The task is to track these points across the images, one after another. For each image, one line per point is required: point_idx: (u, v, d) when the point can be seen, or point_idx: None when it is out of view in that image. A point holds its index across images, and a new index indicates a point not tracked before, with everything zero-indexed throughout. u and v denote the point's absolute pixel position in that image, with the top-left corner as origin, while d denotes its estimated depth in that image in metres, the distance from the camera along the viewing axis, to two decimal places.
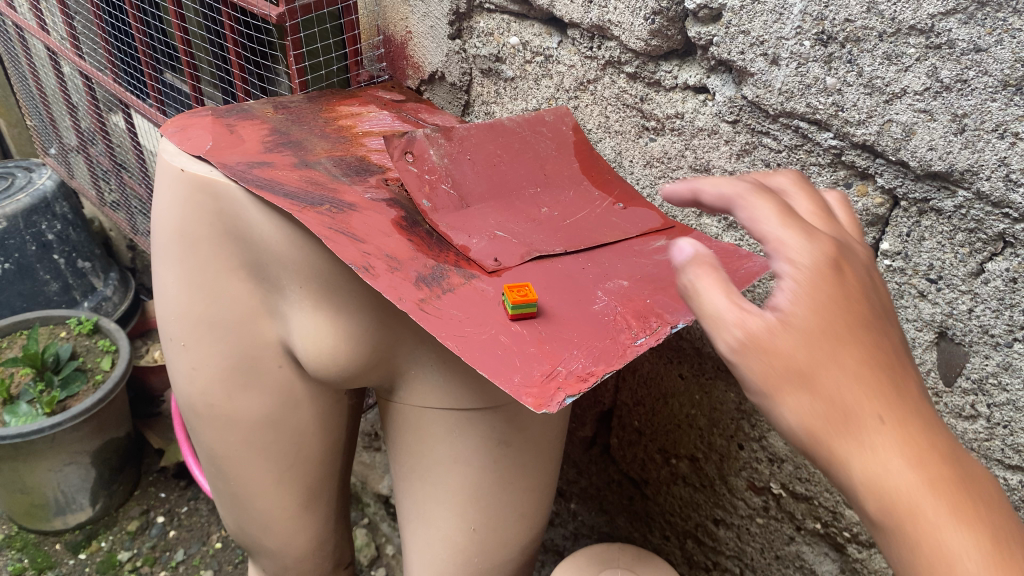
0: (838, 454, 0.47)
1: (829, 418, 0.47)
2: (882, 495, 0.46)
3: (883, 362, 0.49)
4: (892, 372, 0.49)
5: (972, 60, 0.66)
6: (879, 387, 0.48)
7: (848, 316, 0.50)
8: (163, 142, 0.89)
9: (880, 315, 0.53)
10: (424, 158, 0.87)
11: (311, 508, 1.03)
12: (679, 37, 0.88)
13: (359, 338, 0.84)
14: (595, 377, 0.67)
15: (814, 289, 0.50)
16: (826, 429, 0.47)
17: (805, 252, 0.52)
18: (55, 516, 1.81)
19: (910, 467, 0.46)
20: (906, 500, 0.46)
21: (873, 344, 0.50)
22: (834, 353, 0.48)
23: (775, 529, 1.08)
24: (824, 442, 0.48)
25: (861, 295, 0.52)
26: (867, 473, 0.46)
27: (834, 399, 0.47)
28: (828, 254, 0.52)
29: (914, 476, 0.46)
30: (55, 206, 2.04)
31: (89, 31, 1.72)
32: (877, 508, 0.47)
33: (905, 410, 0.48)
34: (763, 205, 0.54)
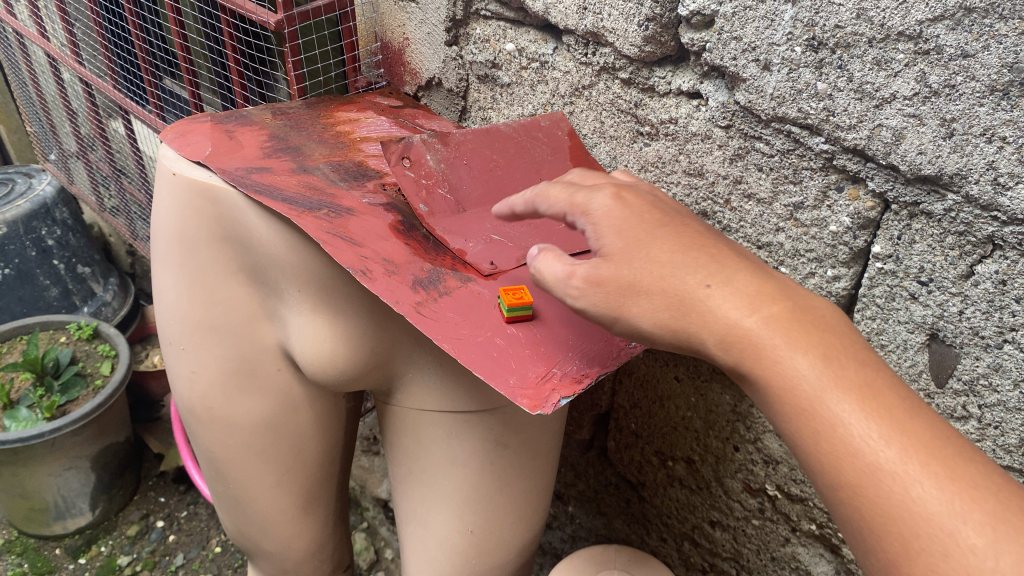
0: (729, 352, 0.62)
1: (709, 322, 0.62)
2: (780, 384, 0.59)
3: (723, 260, 0.66)
4: (740, 269, 0.65)
5: (960, 65, 0.67)
6: (728, 281, 0.63)
7: (655, 228, 0.68)
8: (163, 148, 0.90)
9: (682, 220, 0.71)
10: (421, 163, 0.88)
11: (310, 511, 1.04)
12: (672, 43, 0.89)
13: (358, 341, 0.85)
14: (590, 378, 0.69)
15: (611, 219, 0.69)
16: (708, 331, 0.62)
17: (596, 204, 0.71)
18: (55, 521, 1.81)
19: (793, 352, 0.59)
20: (805, 380, 0.58)
21: (692, 242, 0.67)
22: (644, 257, 0.66)
23: (771, 530, 1.08)
24: (708, 343, 0.63)
25: (652, 208, 0.71)
26: (760, 362, 0.60)
27: (700, 300, 0.63)
28: (613, 194, 0.72)
29: (799, 359, 0.59)
30: (54, 212, 2.05)
31: (89, 38, 1.73)
32: (772, 391, 0.60)
33: (736, 281, 0.63)
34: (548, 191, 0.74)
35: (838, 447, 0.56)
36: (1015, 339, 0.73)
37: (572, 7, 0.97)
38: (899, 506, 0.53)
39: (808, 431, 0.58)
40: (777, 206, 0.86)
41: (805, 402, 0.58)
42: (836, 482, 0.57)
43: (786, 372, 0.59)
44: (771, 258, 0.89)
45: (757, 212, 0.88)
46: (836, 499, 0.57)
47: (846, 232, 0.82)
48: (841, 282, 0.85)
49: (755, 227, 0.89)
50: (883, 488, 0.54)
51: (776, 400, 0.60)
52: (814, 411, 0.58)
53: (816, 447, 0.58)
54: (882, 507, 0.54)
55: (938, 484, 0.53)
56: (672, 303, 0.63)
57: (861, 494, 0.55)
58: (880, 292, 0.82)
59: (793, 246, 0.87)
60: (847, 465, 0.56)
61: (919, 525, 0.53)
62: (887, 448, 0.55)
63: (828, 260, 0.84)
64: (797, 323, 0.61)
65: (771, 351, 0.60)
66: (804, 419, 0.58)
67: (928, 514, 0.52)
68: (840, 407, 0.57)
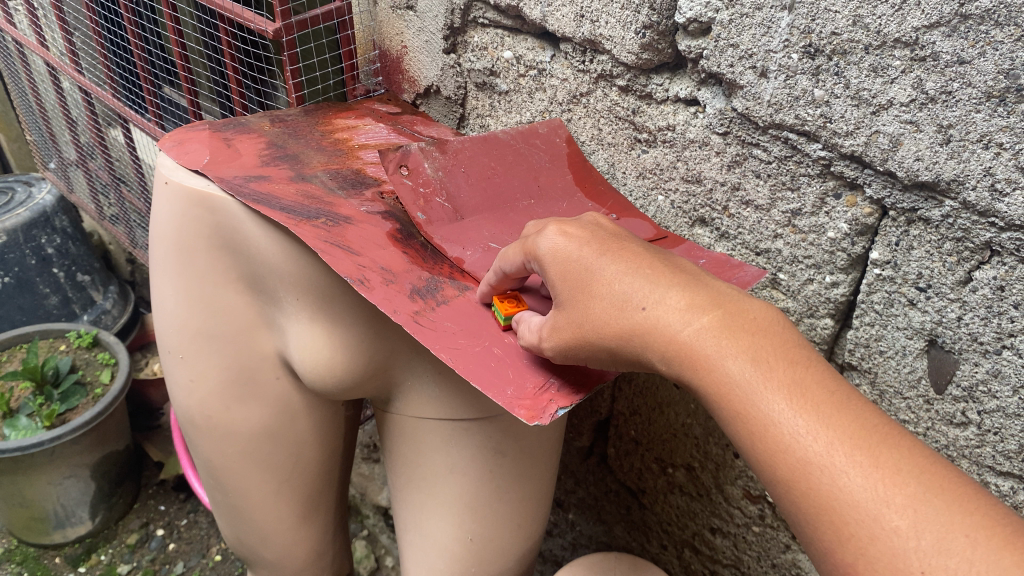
0: (667, 361, 0.61)
1: (647, 337, 0.62)
2: (713, 386, 0.59)
3: (661, 276, 0.65)
4: (676, 283, 0.64)
5: (956, 72, 0.67)
6: (662, 297, 0.63)
7: (596, 257, 0.68)
8: (161, 156, 0.90)
9: (627, 244, 0.70)
10: (419, 171, 0.88)
11: (309, 519, 1.04)
12: (669, 50, 0.89)
13: (355, 349, 0.85)
14: (587, 389, 0.70)
15: (556, 260, 0.69)
16: (648, 349, 0.63)
17: (546, 244, 0.70)
18: (55, 530, 1.81)
19: (725, 354, 0.59)
20: (736, 382, 0.57)
21: (633, 263, 0.67)
22: (590, 295, 0.66)
23: (771, 537, 1.08)
24: (650, 358, 0.63)
25: (596, 236, 0.71)
26: (697, 370, 0.59)
27: (637, 319, 0.63)
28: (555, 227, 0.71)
29: (729, 360, 0.58)
30: (54, 220, 2.05)
31: (89, 47, 1.73)
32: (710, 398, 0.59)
33: (671, 298, 0.63)
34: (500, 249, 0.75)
35: (770, 442, 0.55)
36: (1013, 345, 0.73)
37: (570, 15, 0.97)
38: (829, 496, 0.52)
39: (743, 430, 0.57)
40: (774, 213, 0.86)
41: (738, 400, 0.57)
42: (772, 478, 0.56)
43: (718, 372, 0.58)
44: (769, 265, 0.90)
45: (755, 219, 0.88)
46: (776, 495, 0.56)
47: (844, 238, 0.82)
48: (840, 288, 0.85)
49: (753, 234, 0.89)
50: (813, 480, 0.53)
51: (713, 402, 0.59)
52: (746, 409, 0.57)
53: (751, 445, 0.57)
54: (813, 499, 0.53)
55: (865, 472, 0.52)
56: (616, 334, 0.64)
57: (793, 488, 0.54)
58: (879, 298, 0.82)
59: (791, 252, 0.87)
60: (780, 458, 0.55)
61: (847, 515, 0.51)
62: (817, 441, 0.54)
63: (826, 266, 0.84)
64: (730, 325, 0.60)
65: (704, 354, 0.59)
66: (738, 418, 0.57)
67: (855, 503, 0.51)
68: (772, 402, 0.56)
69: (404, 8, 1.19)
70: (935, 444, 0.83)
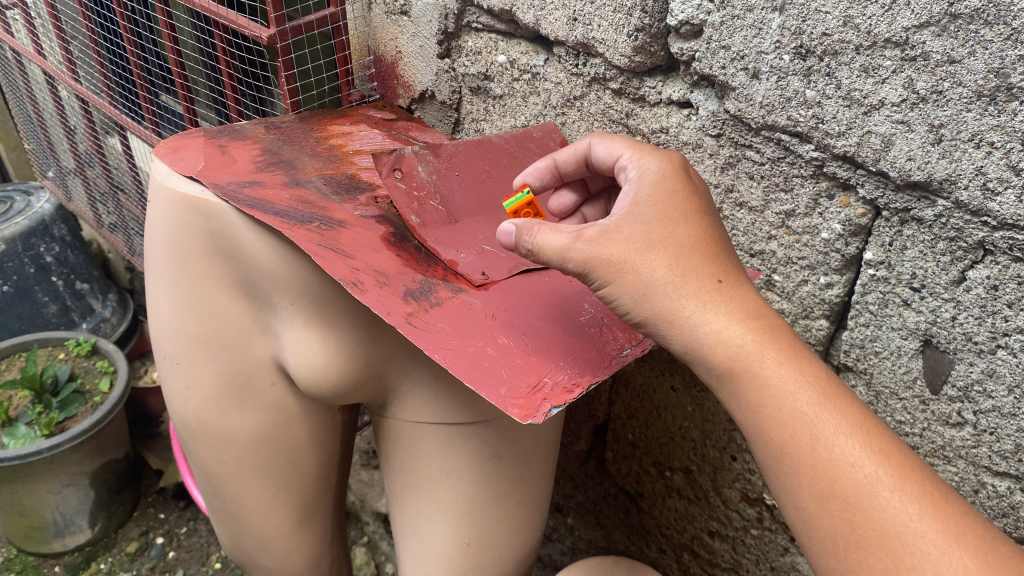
0: (724, 350, 0.64)
1: (714, 308, 0.66)
2: (777, 390, 0.63)
3: (732, 266, 0.70)
4: (743, 282, 0.69)
5: (946, 71, 0.67)
6: (737, 286, 0.68)
7: (692, 211, 0.72)
8: (155, 163, 0.90)
9: (714, 217, 0.74)
10: (412, 175, 0.88)
11: (307, 525, 1.03)
12: (661, 53, 0.90)
13: (351, 355, 0.85)
14: (580, 388, 0.69)
15: (656, 188, 0.73)
16: (710, 317, 0.65)
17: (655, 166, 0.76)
18: (54, 539, 1.81)
19: (789, 369, 0.63)
20: (798, 398, 0.63)
21: (715, 241, 0.71)
22: (667, 236, 0.69)
23: (770, 540, 1.07)
24: (702, 326, 0.65)
25: (701, 196, 0.75)
26: (752, 376, 0.63)
27: (707, 286, 0.67)
28: (672, 167, 0.76)
29: (796, 372, 0.63)
30: (53, 228, 2.05)
31: (86, 55, 1.74)
32: (763, 407, 0.63)
33: (743, 295, 0.67)
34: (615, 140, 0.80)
35: (835, 459, 0.61)
36: (1007, 344, 0.73)
37: (562, 19, 0.97)
38: (899, 522, 0.58)
39: (804, 439, 0.62)
40: (768, 214, 0.86)
41: (804, 410, 0.62)
42: (826, 492, 0.61)
43: (786, 379, 0.63)
44: (763, 267, 0.90)
45: (749, 220, 0.88)
46: (823, 511, 0.61)
47: (838, 239, 0.82)
48: (834, 289, 0.85)
49: (747, 236, 0.89)
50: (878, 502, 0.59)
51: (771, 406, 0.63)
52: (813, 423, 0.62)
53: (810, 457, 0.61)
54: (878, 521, 0.59)
55: (930, 506, 0.59)
56: (678, 276, 0.67)
57: (856, 507, 0.59)
58: (873, 299, 0.82)
59: (784, 254, 0.87)
60: (845, 477, 0.60)
61: (913, 542, 0.58)
62: (882, 468, 0.60)
63: (820, 267, 0.84)
64: (791, 343, 0.65)
65: (772, 356, 0.64)
66: (801, 428, 0.62)
67: (923, 533, 0.58)
68: (838, 423, 0.62)
69: (398, 14, 1.20)
70: (931, 445, 0.83)
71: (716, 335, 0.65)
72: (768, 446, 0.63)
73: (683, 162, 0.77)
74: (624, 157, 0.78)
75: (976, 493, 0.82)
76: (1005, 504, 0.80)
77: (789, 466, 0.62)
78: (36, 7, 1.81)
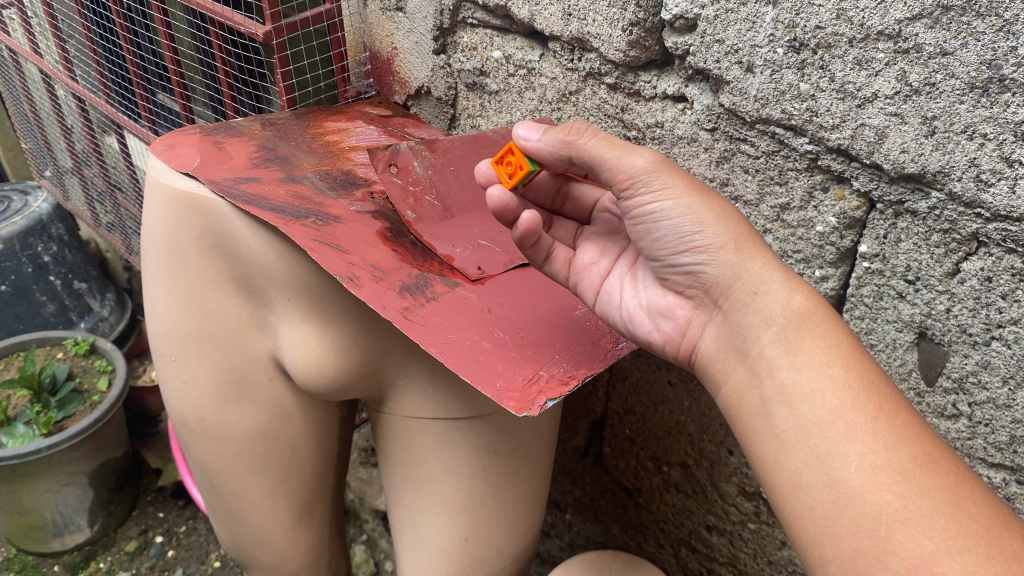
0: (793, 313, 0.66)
1: (779, 275, 0.67)
2: (846, 357, 0.64)
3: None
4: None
5: (939, 63, 0.67)
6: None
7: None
8: (152, 160, 0.90)
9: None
10: (408, 170, 0.88)
11: (305, 521, 1.03)
12: (656, 47, 0.90)
13: (348, 350, 0.85)
14: (576, 381, 0.70)
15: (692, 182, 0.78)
16: (776, 281, 0.67)
17: None
18: (53, 538, 1.81)
19: (850, 346, 0.65)
20: (864, 367, 0.63)
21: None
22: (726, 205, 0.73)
23: (767, 534, 1.07)
24: (773, 286, 0.67)
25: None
26: (818, 338, 0.64)
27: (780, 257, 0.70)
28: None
29: (857, 349, 0.65)
30: (50, 228, 2.05)
31: (82, 54, 1.74)
32: (828, 367, 0.63)
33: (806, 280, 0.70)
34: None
35: (899, 430, 0.60)
36: (1001, 335, 0.73)
37: (557, 14, 0.97)
38: (949, 504, 0.57)
39: (867, 406, 0.61)
40: (763, 208, 0.87)
41: (870, 381, 0.62)
42: (882, 462, 0.58)
43: (852, 352, 0.64)
44: None
45: (744, 214, 0.89)
46: (873, 483, 0.58)
47: (833, 232, 0.82)
48: (830, 282, 0.85)
49: None
50: (936, 480, 0.58)
51: (838, 368, 0.63)
52: (878, 393, 0.62)
53: (868, 423, 0.60)
54: (926, 500, 0.57)
55: (979, 495, 0.58)
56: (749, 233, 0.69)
57: (913, 480, 0.58)
58: (868, 292, 0.82)
59: (780, 247, 0.87)
60: (907, 448, 0.59)
61: (968, 523, 0.56)
62: (938, 449, 0.60)
63: (816, 260, 0.85)
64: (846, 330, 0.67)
65: (836, 329, 0.65)
66: (864, 396, 0.62)
67: (977, 516, 0.57)
68: (898, 401, 0.62)
69: (394, 10, 1.20)
70: None
71: (785, 294, 0.66)
72: (820, 410, 0.61)
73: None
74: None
75: None
76: (1002, 496, 0.80)
77: (843, 430, 0.60)
78: (32, 7, 1.81)
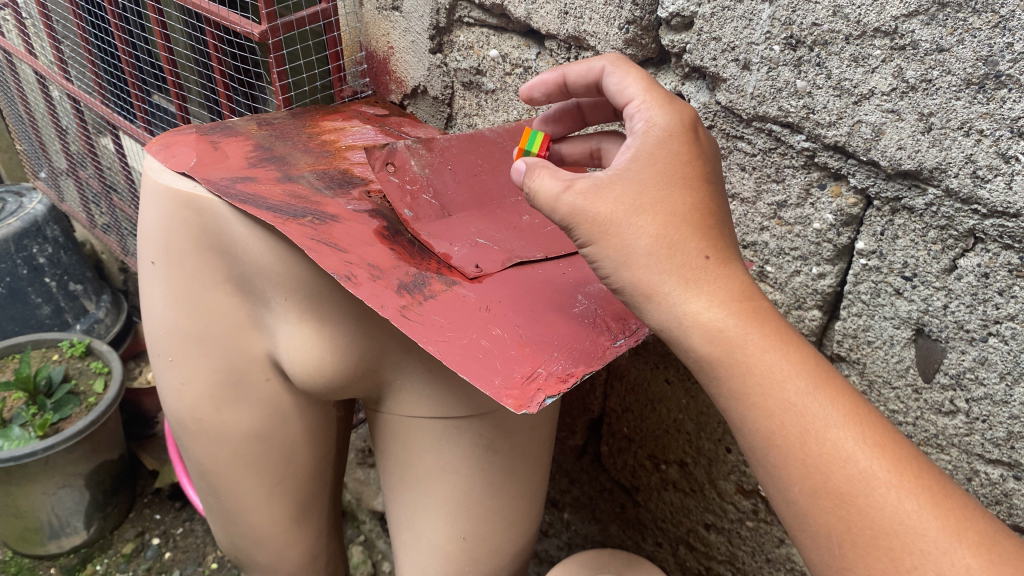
0: (706, 333, 0.61)
1: (697, 289, 0.62)
2: (767, 374, 0.60)
3: (729, 239, 0.66)
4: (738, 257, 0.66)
5: (935, 60, 0.67)
6: (726, 263, 0.64)
7: (698, 179, 0.67)
8: (148, 159, 0.90)
9: (719, 183, 0.69)
10: (405, 169, 0.88)
11: (303, 521, 1.03)
12: (653, 45, 0.90)
13: (342, 351, 0.85)
14: (575, 377, 0.69)
15: (661, 146, 0.67)
16: (693, 298, 0.62)
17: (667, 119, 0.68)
18: (49, 541, 1.80)
19: (777, 350, 0.61)
20: (790, 380, 0.60)
21: (712, 210, 0.66)
22: (659, 200, 0.64)
23: (766, 531, 1.07)
24: (683, 306, 0.62)
25: (711, 158, 0.70)
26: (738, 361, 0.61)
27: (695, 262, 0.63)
28: (687, 121, 0.69)
29: (782, 358, 0.61)
30: (46, 229, 2.04)
31: (77, 55, 1.74)
32: (749, 390, 0.61)
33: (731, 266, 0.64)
34: (630, 72, 0.72)
35: (828, 454, 0.58)
36: (998, 332, 0.73)
37: (553, 12, 0.97)
38: (897, 522, 0.56)
39: (793, 432, 0.59)
40: (760, 205, 0.87)
41: (793, 402, 0.60)
42: (820, 488, 0.58)
43: (776, 366, 0.60)
44: (756, 257, 0.90)
45: (741, 212, 0.89)
46: (813, 508, 0.59)
47: (830, 229, 0.82)
48: (827, 279, 0.85)
49: (739, 227, 0.90)
50: (875, 500, 0.57)
51: (757, 395, 0.60)
52: (804, 414, 0.59)
53: (801, 449, 0.59)
54: (875, 518, 0.57)
55: (927, 500, 0.57)
56: (666, 246, 0.63)
57: (852, 504, 0.57)
58: (865, 289, 0.82)
59: (777, 244, 0.87)
60: (838, 473, 0.58)
61: (913, 542, 0.56)
62: (879, 462, 0.58)
63: (812, 258, 0.85)
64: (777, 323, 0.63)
65: (759, 342, 0.61)
66: (791, 421, 0.59)
67: (923, 531, 0.56)
68: (831, 410, 0.60)
69: (390, 10, 1.20)
70: (925, 433, 0.84)
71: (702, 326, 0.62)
72: (755, 436, 0.61)
73: (695, 125, 0.70)
74: (636, 96, 0.70)
75: (969, 481, 0.82)
76: (998, 492, 0.80)
77: (778, 459, 0.60)
78: (26, 8, 1.80)
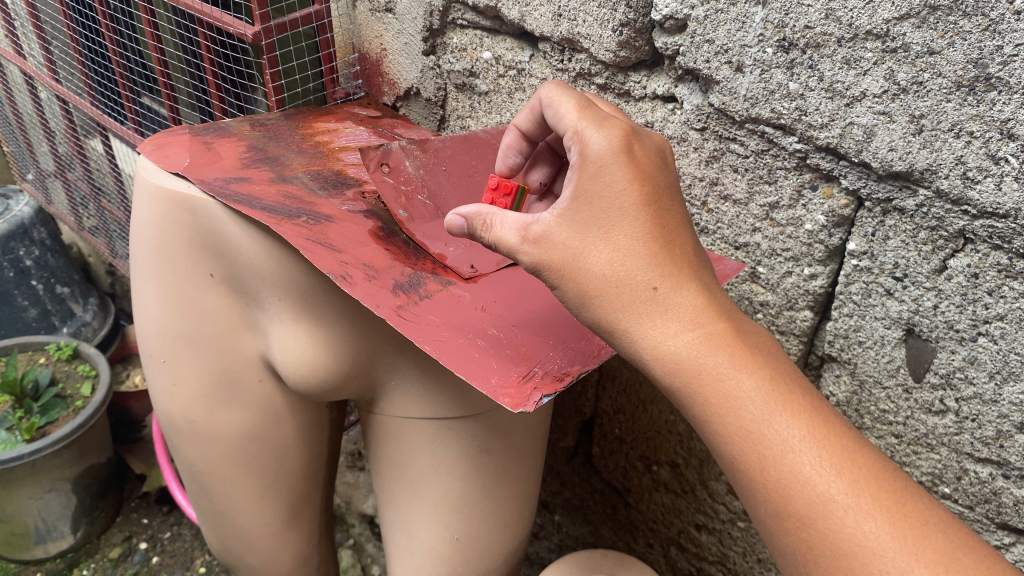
0: (664, 364, 0.64)
1: (651, 321, 0.64)
2: (724, 401, 0.61)
3: (684, 260, 0.67)
4: (696, 278, 0.66)
5: (926, 62, 0.68)
6: (678, 286, 0.65)
7: (638, 204, 0.67)
8: (141, 159, 0.90)
9: (666, 196, 0.69)
10: (400, 169, 0.89)
11: (294, 525, 1.03)
12: (646, 47, 0.91)
13: (320, 367, 0.85)
14: (571, 377, 0.70)
15: (596, 178, 0.67)
16: (648, 330, 0.64)
17: (600, 144, 0.68)
18: (35, 545, 1.79)
19: (736, 373, 0.62)
20: (748, 402, 0.61)
21: (658, 231, 0.67)
22: (605, 233, 0.66)
23: (756, 531, 1.08)
24: (640, 340, 0.64)
25: (651, 174, 0.69)
26: (702, 386, 0.62)
27: (642, 297, 0.65)
28: (622, 144, 0.68)
29: (743, 382, 0.62)
30: (32, 231, 2.02)
31: (66, 56, 1.72)
32: (708, 416, 0.62)
33: (684, 291, 0.65)
34: (564, 100, 0.73)
35: (786, 477, 0.59)
36: (988, 331, 0.74)
37: (547, 14, 0.98)
38: (857, 543, 0.57)
39: (751, 456, 0.60)
40: (753, 207, 0.88)
41: (750, 427, 0.61)
42: (782, 510, 0.60)
43: (732, 395, 0.61)
44: (748, 258, 0.91)
45: (733, 213, 0.90)
46: (781, 528, 0.60)
47: (821, 230, 0.83)
48: (818, 280, 0.86)
49: (732, 228, 0.91)
50: (833, 522, 0.58)
51: (716, 422, 0.62)
52: (760, 439, 0.60)
53: (761, 473, 0.60)
54: (835, 540, 0.57)
55: (886, 520, 0.57)
56: (615, 282, 0.65)
57: (811, 527, 0.58)
58: (856, 289, 0.83)
59: (769, 246, 0.88)
60: (796, 495, 0.59)
61: (872, 561, 0.56)
62: (838, 483, 0.59)
63: (804, 259, 0.86)
64: (737, 345, 0.63)
65: (714, 370, 0.62)
66: (748, 446, 0.61)
67: (881, 550, 0.56)
68: (790, 434, 0.60)
69: (383, 12, 1.20)
70: (915, 432, 0.84)
71: (661, 358, 0.64)
72: (723, 458, 0.63)
73: (636, 132, 0.71)
74: (569, 128, 0.70)
75: (958, 480, 0.83)
76: (988, 490, 0.81)
77: (745, 478, 0.61)
78: (14, 8, 1.79)
